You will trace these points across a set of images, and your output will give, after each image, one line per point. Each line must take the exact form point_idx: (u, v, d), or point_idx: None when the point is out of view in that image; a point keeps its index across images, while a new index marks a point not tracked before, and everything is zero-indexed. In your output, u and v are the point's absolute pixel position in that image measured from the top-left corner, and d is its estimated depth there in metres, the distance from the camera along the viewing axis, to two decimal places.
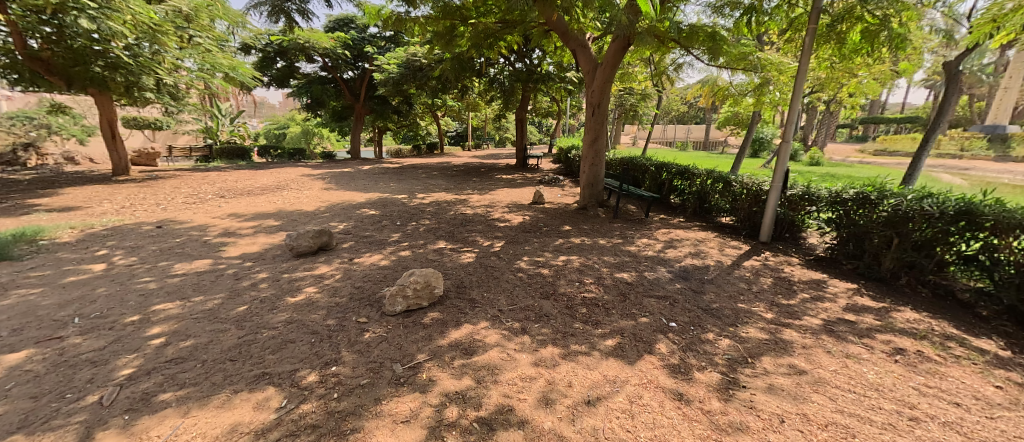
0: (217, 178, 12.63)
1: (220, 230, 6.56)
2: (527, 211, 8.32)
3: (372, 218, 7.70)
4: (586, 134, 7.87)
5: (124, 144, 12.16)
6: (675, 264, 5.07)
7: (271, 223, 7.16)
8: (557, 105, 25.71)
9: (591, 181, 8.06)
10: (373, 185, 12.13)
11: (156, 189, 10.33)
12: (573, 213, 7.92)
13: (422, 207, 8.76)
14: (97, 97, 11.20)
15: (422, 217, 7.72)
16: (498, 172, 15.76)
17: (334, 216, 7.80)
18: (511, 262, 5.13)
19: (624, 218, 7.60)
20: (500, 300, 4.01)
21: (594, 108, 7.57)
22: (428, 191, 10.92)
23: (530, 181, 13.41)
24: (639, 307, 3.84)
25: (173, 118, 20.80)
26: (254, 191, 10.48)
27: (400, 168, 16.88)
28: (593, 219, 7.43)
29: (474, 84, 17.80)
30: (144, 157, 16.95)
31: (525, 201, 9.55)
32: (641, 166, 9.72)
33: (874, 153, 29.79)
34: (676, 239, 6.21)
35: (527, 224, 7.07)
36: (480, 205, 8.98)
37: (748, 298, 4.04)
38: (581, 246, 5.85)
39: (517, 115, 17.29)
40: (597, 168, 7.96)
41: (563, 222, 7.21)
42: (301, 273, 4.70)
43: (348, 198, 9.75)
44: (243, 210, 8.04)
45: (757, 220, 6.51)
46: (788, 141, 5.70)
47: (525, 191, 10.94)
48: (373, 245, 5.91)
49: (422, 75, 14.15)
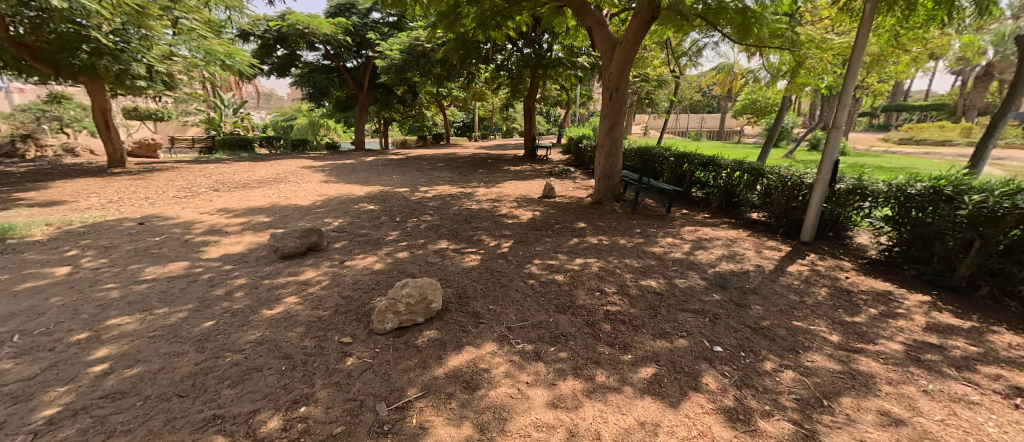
0: (215, 171, 12.21)
1: (205, 227, 6.07)
2: (537, 206, 7.70)
3: (371, 213, 7.14)
4: (602, 122, 7.17)
5: (118, 135, 11.76)
6: (709, 269, 4.43)
7: (261, 220, 6.64)
8: (566, 93, 24.85)
9: (607, 173, 7.38)
10: (375, 177, 11.61)
11: (150, 182, 9.91)
12: (587, 209, 7.28)
13: (425, 202, 8.19)
14: (88, 85, 10.79)
15: (424, 213, 7.16)
16: (505, 164, 15.12)
17: (331, 212, 7.27)
18: (521, 266, 4.52)
19: (644, 214, 6.94)
20: (509, 314, 3.42)
21: (611, 92, 6.83)
22: (432, 184, 10.33)
23: (539, 173, 12.76)
24: (674, 325, 3.22)
25: (174, 109, 20.48)
26: (251, 184, 10.01)
27: (405, 159, 16.30)
28: (609, 215, 6.79)
29: (480, 72, 17.08)
30: (144, 149, 16.64)
31: (534, 194, 8.92)
32: (660, 156, 9.01)
33: (899, 142, 28.48)
34: (705, 238, 5.55)
35: (538, 221, 6.46)
36: (487, 199, 8.38)
37: (803, 314, 3.40)
38: (600, 247, 5.23)
39: (526, 103, 16.55)
40: (614, 159, 7.28)
41: (577, 219, 6.56)
42: (284, 279, 4.16)
43: (347, 192, 9.21)
44: (235, 205, 7.55)
45: (796, 217, 5.82)
46: (839, 128, 4.96)
47: (535, 184, 10.30)
48: (368, 245, 5.36)
49: (426, 62, 13.50)
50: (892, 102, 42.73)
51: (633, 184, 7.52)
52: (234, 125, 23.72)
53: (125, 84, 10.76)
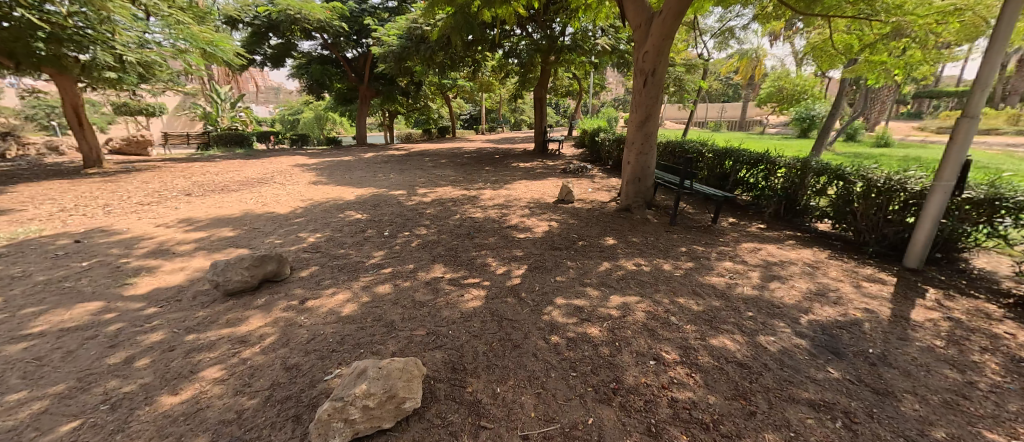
0: (198, 170, 11.21)
1: (153, 247, 4.99)
2: (554, 213, 6.47)
3: (355, 225, 5.99)
4: (633, 113, 5.89)
5: (93, 133, 10.80)
6: (802, 317, 3.18)
7: (223, 235, 5.54)
8: (578, 82, 23.34)
9: (638, 175, 6.12)
10: (371, 177, 10.50)
11: (121, 185, 8.96)
12: (614, 218, 6.03)
13: (422, 208, 7.03)
14: (56, 79, 9.79)
15: (420, 224, 6.00)
16: (514, 160, 13.88)
17: (310, 222, 6.15)
18: (538, 311, 3.33)
19: (686, 224, 5.67)
20: (526, 408, 2.24)
21: (644, 76, 5.55)
22: (432, 186, 9.15)
23: (552, 170, 11.51)
24: (791, 437, 2.00)
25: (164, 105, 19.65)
26: (231, 186, 8.98)
27: (407, 156, 15.18)
28: (644, 228, 5.54)
29: (486, 59, 15.74)
30: (133, 146, 15.82)
31: (549, 198, 7.71)
32: (698, 152, 7.71)
33: (938, 132, 26.35)
34: (775, 262, 4.29)
35: (557, 236, 5.26)
36: (495, 205, 7.17)
37: (993, 415, 2.14)
38: (641, 276, 4.01)
39: (537, 93, 15.20)
40: (646, 158, 6.04)
41: (605, 233, 5.34)
42: (215, 334, 3.03)
43: (336, 196, 8.11)
44: (201, 215, 6.49)
45: (892, 233, 4.52)
46: (974, 118, 3.64)
47: (549, 184, 9.07)
48: (342, 273, 4.21)
49: (425, 47, 12.18)
50: (928, 85, 39.97)
51: (671, 188, 6.16)
52: (232, 120, 22.87)
53: (93, 76, 9.74)
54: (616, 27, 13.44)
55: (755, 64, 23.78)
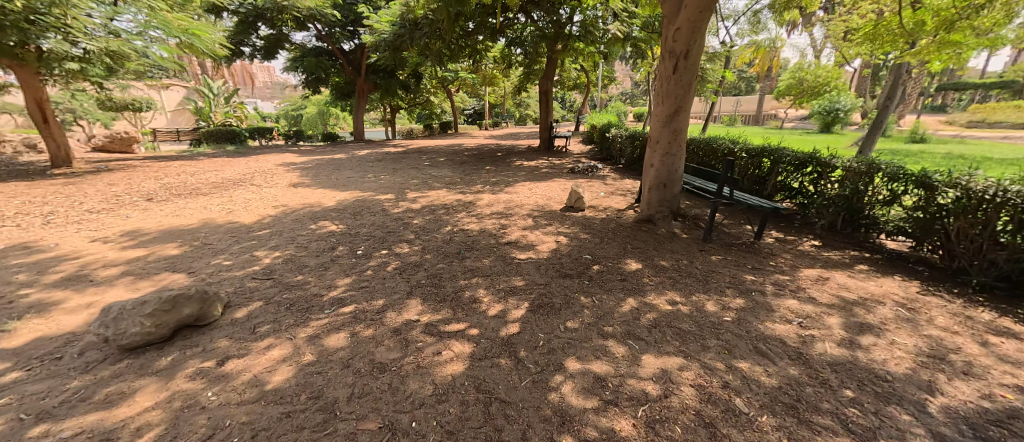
0: (175, 170, 10.37)
1: (71, 271, 4.09)
2: (562, 225, 5.48)
3: (325, 240, 5.04)
4: (658, 105, 4.86)
5: (60, 131, 9.94)
6: (928, 401, 2.16)
7: (166, 252, 4.64)
8: (586, 73, 22.11)
9: (663, 181, 5.13)
10: (361, 177, 9.58)
11: (82, 187, 8.12)
12: (636, 233, 5.02)
13: (408, 217, 6.07)
14: (19, 72, 8.97)
15: (402, 240, 5.05)
16: (518, 157, 12.87)
17: (273, 236, 5.22)
18: (543, 386, 2.34)
19: (725, 241, 4.64)
20: None
21: (673, 60, 4.52)
22: (425, 189, 8.19)
23: (559, 169, 10.47)
24: None
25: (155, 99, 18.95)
26: (202, 189, 8.11)
27: (403, 153, 14.24)
28: (673, 247, 4.53)
29: (488, 49, 14.68)
30: (117, 143, 15.05)
31: (555, 204, 6.72)
32: (730, 151, 6.68)
33: (969, 126, 24.76)
34: (855, 301, 3.26)
35: (566, 259, 4.26)
36: (492, 213, 6.18)
37: None
38: (679, 320, 3.01)
39: (542, 85, 14.03)
40: (674, 160, 5.03)
41: (626, 254, 4.35)
42: (73, 424, 2.09)
43: (315, 201, 7.18)
44: (151, 227, 5.60)
45: (1008, 262, 3.46)
46: None
47: (555, 187, 8.07)
48: (290, 312, 3.27)
49: (420, 33, 11.10)
50: (956, 76, 38.10)
51: (706, 196, 5.10)
52: (225, 115, 22.01)
53: (56, 67, 9.00)
54: (630, 11, 12.29)
55: (775, 54, 22.40)
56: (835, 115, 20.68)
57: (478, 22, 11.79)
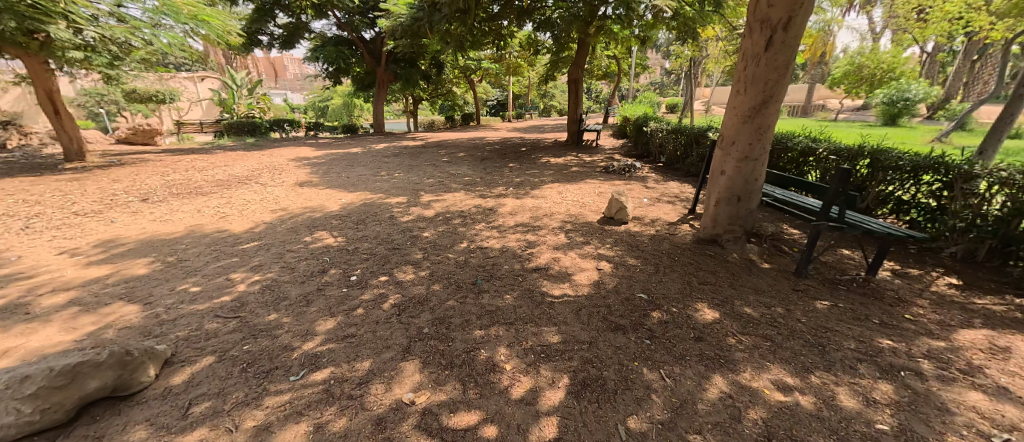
0: (186, 164, 9.93)
1: (13, 296, 3.41)
2: (603, 245, 4.44)
3: (318, 259, 4.21)
4: (739, 94, 3.71)
5: (72, 122, 9.71)
6: None
7: (131, 272, 3.91)
8: (618, 59, 20.54)
9: (740, 193, 4.00)
10: (374, 175, 8.82)
11: (85, 184, 7.68)
12: (703, 261, 3.91)
13: (418, 228, 5.18)
14: (28, 62, 8.66)
15: (408, 261, 4.16)
16: (543, 153, 11.79)
17: (260, 251, 4.44)
18: None
19: (828, 278, 3.49)
20: None
21: (765, 35, 3.36)
22: (441, 190, 7.29)
23: (591, 167, 9.34)
24: None
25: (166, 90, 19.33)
26: (204, 187, 7.51)
27: (422, 147, 13.47)
28: (758, 285, 3.41)
29: (514, 34, 13.59)
30: (139, 135, 14.98)
31: (592, 213, 5.67)
32: (811, 151, 5.52)
33: None
34: None
35: (614, 300, 3.23)
36: (517, 226, 5.20)
37: None
38: (807, 429, 1.94)
39: (571, 73, 12.79)
40: (755, 167, 3.87)
41: (694, 294, 3.28)
42: None
43: (318, 204, 6.42)
44: (132, 236, 4.94)
45: None
46: None
47: (589, 190, 6.99)
48: (244, 378, 2.40)
49: (439, 16, 10.09)
50: None
51: (798, 213, 3.94)
52: (248, 106, 21.86)
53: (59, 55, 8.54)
54: None
55: (830, 38, 20.12)
56: (904, 105, 18.27)
57: (502, 4, 10.71)
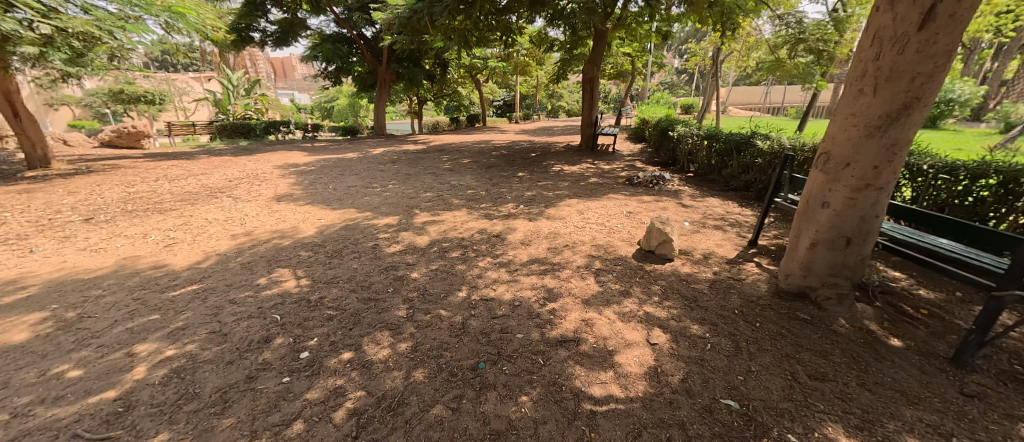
0: (160, 171, 8.97)
1: None
2: (651, 299, 3.29)
3: (265, 316, 3.11)
4: (863, 95, 2.53)
5: (34, 125, 8.79)
6: None
7: (4, 339, 2.83)
8: (633, 57, 19.35)
9: (852, 234, 2.83)
10: (365, 186, 7.77)
11: (30, 197, 6.66)
12: (801, 334, 2.73)
13: (406, 265, 4.08)
14: None
15: (384, 322, 3.04)
16: (555, 160, 10.69)
17: (193, 302, 3.34)
18: None
19: (1008, 376, 2.32)
20: None
21: (921, 5, 2.20)
22: (439, 208, 6.22)
23: (612, 178, 8.19)
24: None
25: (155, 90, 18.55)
26: (166, 203, 6.47)
27: (423, 152, 12.46)
28: (906, 386, 2.23)
29: (523, 29, 12.43)
30: (124, 138, 14.16)
31: (626, 244, 4.51)
32: (908, 166, 4.40)
33: None
34: None
35: (689, 414, 2.08)
36: (531, 263, 4.07)
37: None
38: None
39: (585, 72, 11.52)
40: (880, 198, 2.70)
41: (814, 404, 2.12)
42: None
43: (291, 226, 5.34)
44: (41, 275, 3.87)
45: None
46: None
47: (616, 209, 5.83)
48: None
49: (440, 8, 9.01)
50: None
51: (943, 271, 2.80)
52: (244, 107, 21.04)
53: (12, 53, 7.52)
54: None
55: None
56: (946, 106, 16.93)
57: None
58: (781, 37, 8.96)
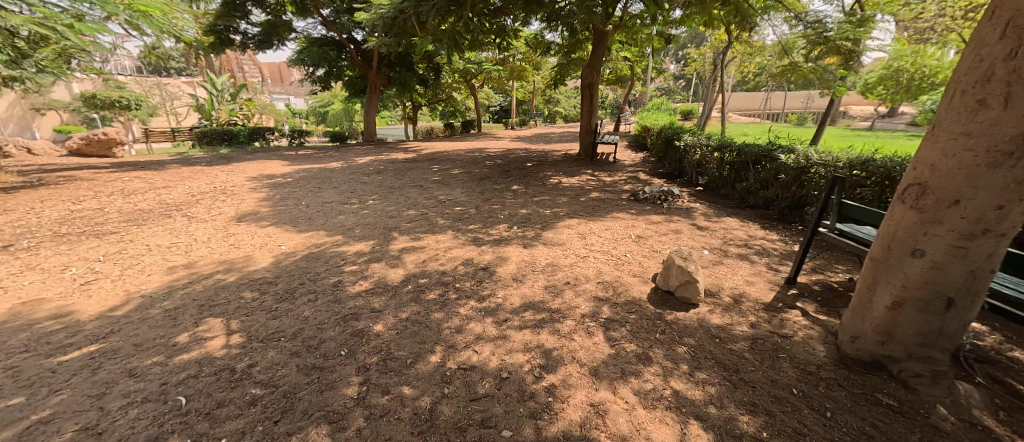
0: (118, 184, 8.16)
1: None
2: (680, 370, 2.51)
3: (165, 399, 2.31)
4: (987, 107, 1.80)
5: None
6: None
7: None
8: (632, 62, 18.78)
9: (956, 290, 2.09)
10: (342, 202, 7.00)
11: None
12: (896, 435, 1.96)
13: (369, 312, 3.30)
14: None
15: (325, 408, 2.26)
16: (552, 170, 9.97)
17: (76, 375, 2.53)
18: None
19: None
20: None
21: None
22: (421, 229, 5.46)
23: (615, 192, 7.46)
24: None
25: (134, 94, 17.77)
26: (107, 224, 5.66)
27: (412, 161, 11.74)
28: None
29: (519, 31, 11.75)
30: (93, 145, 13.30)
31: (639, 281, 3.74)
32: None
33: None
34: None
35: None
36: (524, 309, 3.30)
37: None
38: None
39: (584, 77, 10.84)
40: (999, 247, 1.96)
41: None
42: None
43: (243, 256, 4.54)
44: None
45: None
46: None
47: (623, 233, 5.08)
48: None
49: (428, 8, 8.31)
50: None
51: None
52: (230, 113, 20.27)
53: None
54: None
55: None
56: None
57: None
58: (794, 40, 8.30)
